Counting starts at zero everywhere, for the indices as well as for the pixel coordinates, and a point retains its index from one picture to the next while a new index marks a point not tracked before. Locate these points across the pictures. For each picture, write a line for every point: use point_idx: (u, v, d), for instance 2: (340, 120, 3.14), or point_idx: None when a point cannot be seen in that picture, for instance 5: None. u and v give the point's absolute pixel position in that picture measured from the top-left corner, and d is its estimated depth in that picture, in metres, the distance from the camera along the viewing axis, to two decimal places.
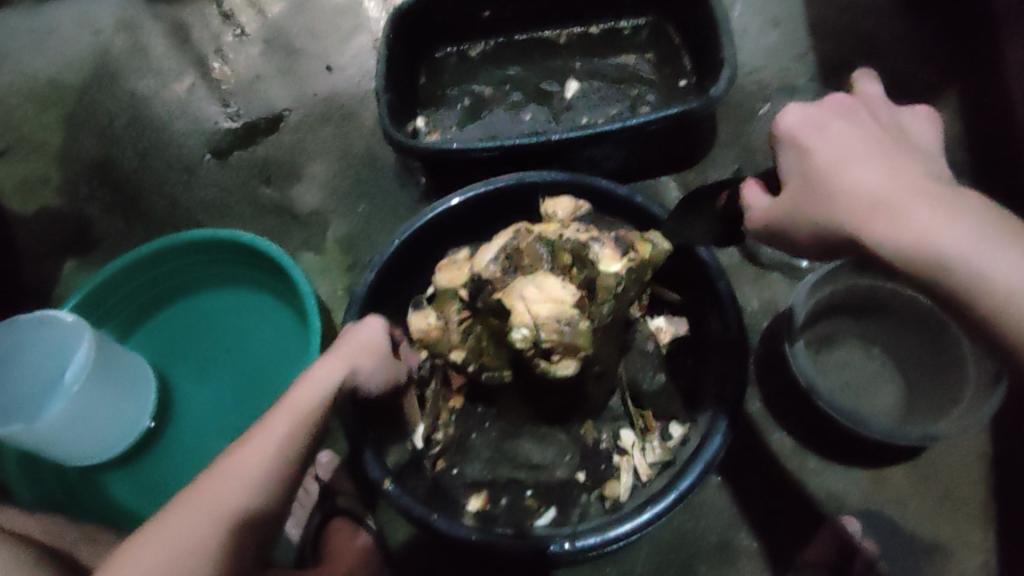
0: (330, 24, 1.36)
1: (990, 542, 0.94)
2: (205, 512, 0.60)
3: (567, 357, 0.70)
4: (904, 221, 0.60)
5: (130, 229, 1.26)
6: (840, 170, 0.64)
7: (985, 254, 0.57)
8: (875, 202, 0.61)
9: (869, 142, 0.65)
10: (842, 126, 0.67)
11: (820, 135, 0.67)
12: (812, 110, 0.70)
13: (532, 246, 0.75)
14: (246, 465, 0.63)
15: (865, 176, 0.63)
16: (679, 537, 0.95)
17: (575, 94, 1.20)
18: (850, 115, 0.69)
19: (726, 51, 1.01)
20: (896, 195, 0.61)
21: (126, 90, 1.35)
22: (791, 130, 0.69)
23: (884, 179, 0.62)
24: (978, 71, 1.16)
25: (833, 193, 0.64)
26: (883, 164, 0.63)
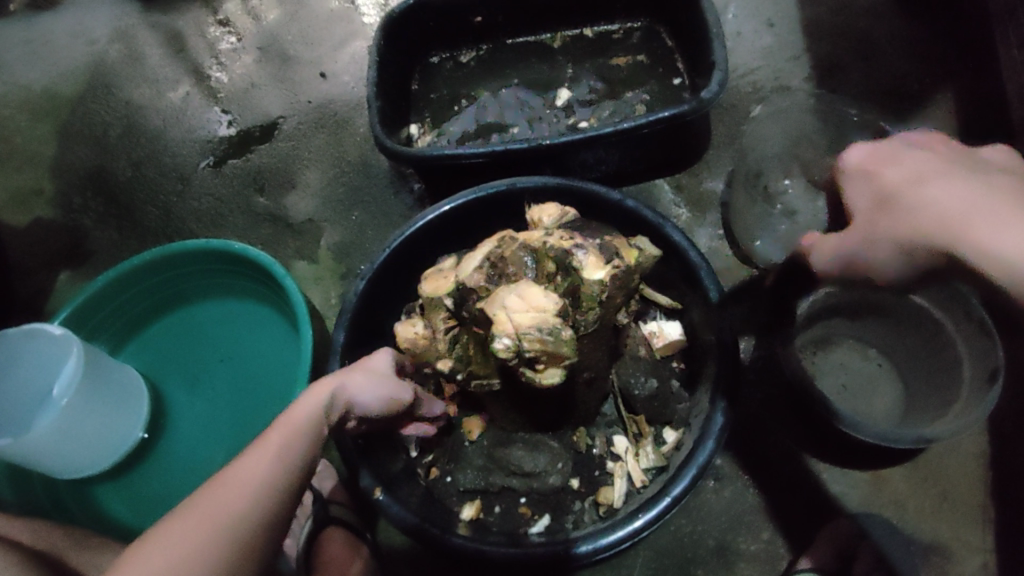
0: (324, 32, 1.37)
1: (991, 544, 0.93)
2: (206, 520, 0.58)
3: (552, 365, 0.69)
4: (994, 236, 0.54)
5: (124, 238, 1.26)
6: (915, 192, 0.59)
7: None
8: (959, 220, 0.56)
9: (944, 165, 0.61)
10: (912, 154, 0.63)
11: (890, 164, 0.63)
12: (873, 143, 0.66)
13: (516, 254, 0.75)
14: (247, 472, 0.62)
15: (943, 194, 0.58)
16: (676, 543, 0.94)
17: (566, 100, 1.19)
18: (919, 146, 0.64)
19: (718, 53, 1.00)
20: (983, 210, 0.55)
21: (121, 100, 1.36)
22: (853, 163, 0.66)
23: (965, 196, 0.57)
24: (973, 70, 1.16)
25: (910, 218, 0.59)
26: (962, 182, 0.58)
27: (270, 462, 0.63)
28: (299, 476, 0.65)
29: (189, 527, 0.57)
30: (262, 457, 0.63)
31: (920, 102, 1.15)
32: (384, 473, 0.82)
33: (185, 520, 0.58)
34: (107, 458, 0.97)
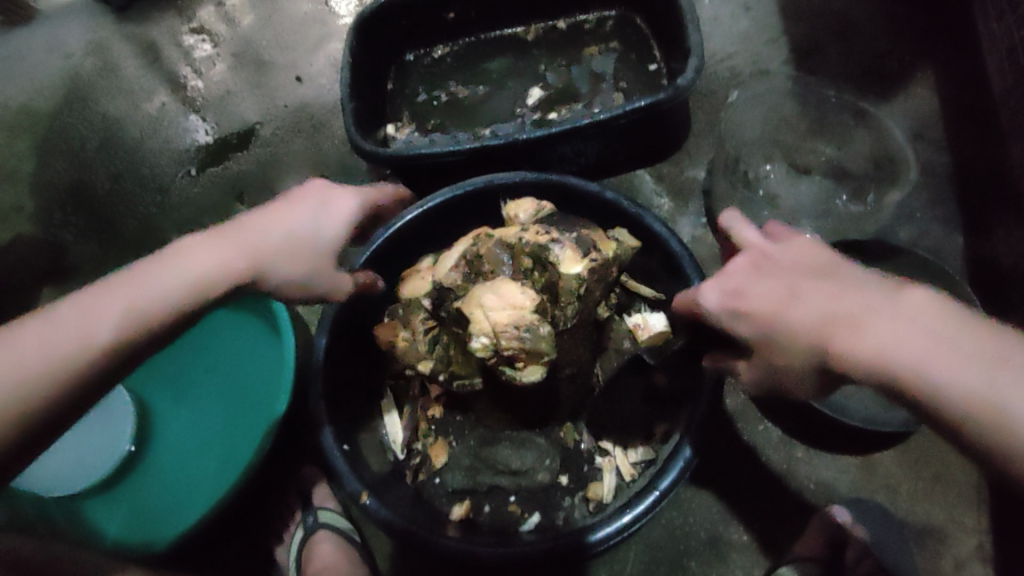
0: (299, 35, 1.36)
1: (985, 524, 0.92)
2: (71, 334, 0.57)
3: (532, 363, 0.68)
4: (873, 348, 0.56)
5: (105, 253, 1.25)
6: (787, 319, 0.61)
7: (947, 364, 0.53)
8: (844, 342, 0.58)
9: (787, 287, 0.63)
10: (752, 280, 0.65)
11: (741, 302, 0.64)
12: (724, 273, 0.67)
13: (492, 251, 0.74)
14: (134, 295, 0.60)
15: (820, 316, 0.59)
16: (669, 534, 0.94)
17: (537, 100, 1.18)
18: (754, 264, 0.66)
19: (692, 40, 0.99)
20: (862, 326, 0.57)
21: (97, 112, 1.34)
22: (715, 305, 0.66)
23: (839, 313, 0.59)
24: (951, 46, 1.15)
25: (802, 342, 0.60)
26: (824, 292, 0.61)
27: (192, 287, 0.61)
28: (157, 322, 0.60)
29: (101, 312, 0.58)
30: (187, 274, 0.62)
31: (901, 81, 1.14)
32: (371, 476, 0.82)
33: (101, 305, 0.58)
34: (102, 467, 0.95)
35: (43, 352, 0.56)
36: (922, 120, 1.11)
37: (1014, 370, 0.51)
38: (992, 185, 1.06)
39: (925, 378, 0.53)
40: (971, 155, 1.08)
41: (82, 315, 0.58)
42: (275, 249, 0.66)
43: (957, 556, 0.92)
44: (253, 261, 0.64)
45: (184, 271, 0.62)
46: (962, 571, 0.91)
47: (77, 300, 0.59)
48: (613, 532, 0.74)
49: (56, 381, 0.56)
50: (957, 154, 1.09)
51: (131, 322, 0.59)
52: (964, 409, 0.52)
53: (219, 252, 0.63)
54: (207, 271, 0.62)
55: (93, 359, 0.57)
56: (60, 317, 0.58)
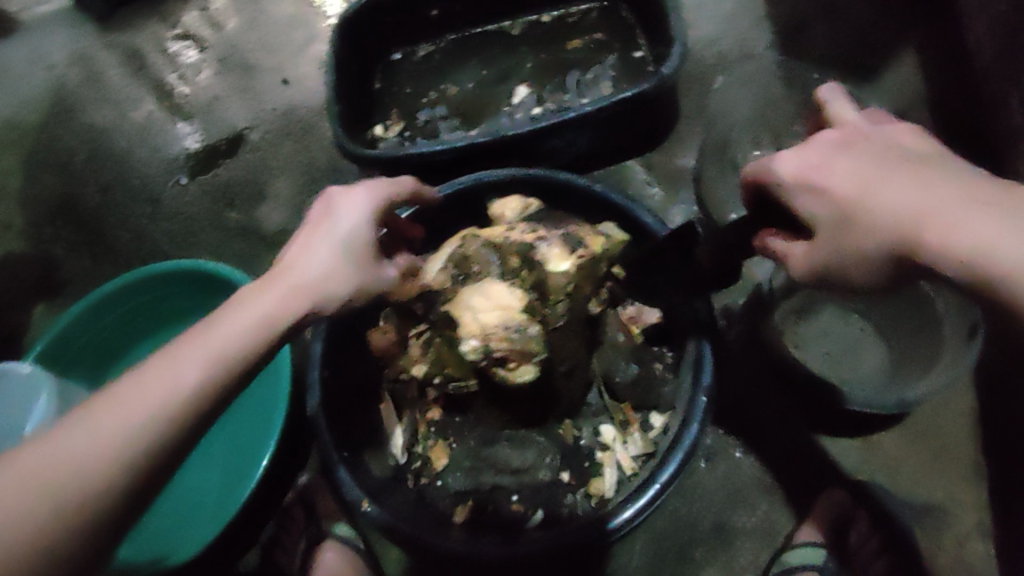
0: (283, 37, 1.35)
1: (988, 499, 0.92)
2: (155, 398, 0.53)
3: (524, 363, 0.69)
4: (962, 237, 0.51)
5: (97, 266, 1.25)
6: (870, 202, 0.56)
7: None
8: (930, 227, 0.53)
9: (878, 164, 0.58)
10: (841, 156, 0.61)
11: (824, 174, 0.60)
12: (807, 148, 0.63)
13: (480, 253, 0.75)
14: (208, 347, 0.56)
15: (909, 201, 0.54)
16: (674, 524, 0.94)
17: (524, 99, 1.17)
18: (845, 141, 0.62)
19: (676, 26, 0.99)
20: (954, 214, 0.52)
21: (83, 124, 1.34)
22: (791, 176, 0.62)
23: (934, 198, 0.53)
24: (939, 21, 1.14)
25: (884, 226, 0.55)
26: (919, 178, 0.55)
27: (262, 329, 0.60)
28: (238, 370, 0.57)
29: (180, 369, 0.55)
30: (251, 317, 0.59)
31: (890, 59, 1.13)
32: (371, 482, 0.82)
33: (180, 362, 0.55)
34: None
35: (131, 419, 0.51)
36: (912, 97, 1.11)
37: None
38: (984, 159, 1.05)
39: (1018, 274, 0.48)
40: (963, 130, 1.08)
41: (160, 376, 0.54)
42: (327, 277, 0.64)
43: (960, 533, 0.92)
44: (309, 293, 0.63)
45: (249, 316, 0.59)
46: (966, 548, 0.91)
47: (151, 365, 0.55)
48: (620, 523, 0.74)
49: (151, 444, 0.52)
50: (948, 130, 1.08)
51: (215, 371, 0.55)
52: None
53: (276, 294, 0.62)
54: (268, 310, 0.60)
55: (185, 415, 0.53)
56: (137, 383, 0.53)
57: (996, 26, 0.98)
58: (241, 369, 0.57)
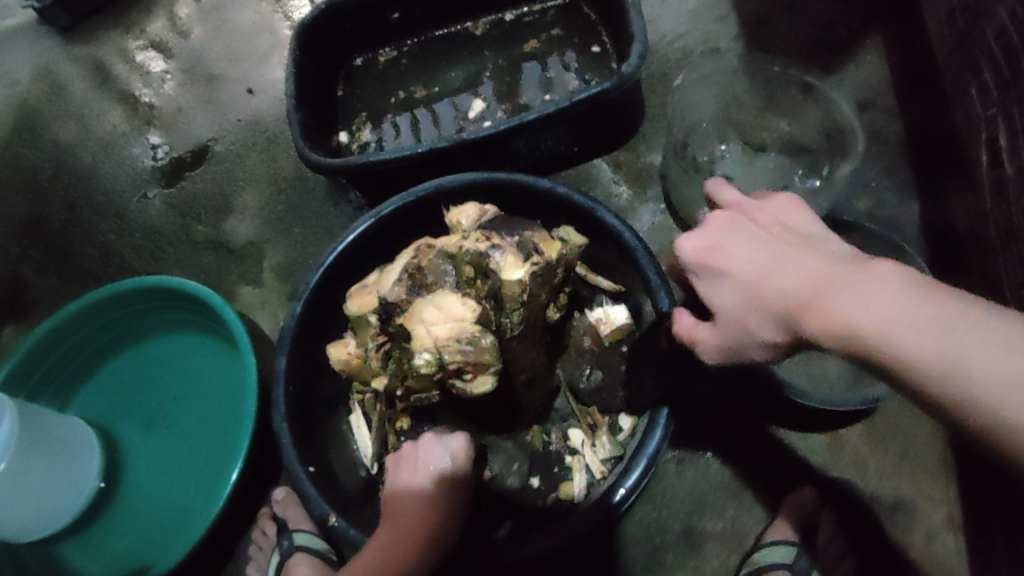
0: (247, 45, 1.33)
1: (954, 493, 0.94)
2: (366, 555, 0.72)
3: (480, 374, 0.72)
4: (848, 321, 0.51)
5: (66, 284, 1.24)
6: (762, 286, 0.56)
7: (924, 341, 0.49)
8: (814, 311, 0.53)
9: (773, 246, 0.58)
10: (734, 241, 0.59)
11: (722, 261, 0.59)
12: (701, 229, 0.62)
13: (433, 262, 0.77)
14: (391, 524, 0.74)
15: (794, 284, 0.55)
16: (645, 528, 0.96)
17: (479, 114, 1.16)
18: (734, 220, 0.61)
19: (636, 27, 0.98)
20: (833, 290, 0.53)
21: (48, 141, 1.32)
22: (691, 263, 0.61)
23: (817, 280, 0.54)
24: (903, 10, 1.13)
25: (774, 312, 0.55)
26: (804, 263, 0.55)
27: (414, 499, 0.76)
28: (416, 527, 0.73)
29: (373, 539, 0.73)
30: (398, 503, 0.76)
31: (853, 50, 1.12)
32: (336, 497, 0.82)
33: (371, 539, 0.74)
34: (63, 519, 0.96)
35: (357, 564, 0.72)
36: (876, 88, 1.10)
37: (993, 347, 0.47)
38: (947, 152, 1.06)
39: (895, 348, 0.49)
40: (927, 121, 1.08)
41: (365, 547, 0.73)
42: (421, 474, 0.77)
43: (928, 528, 0.94)
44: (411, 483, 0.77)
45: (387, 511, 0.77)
46: (934, 542, 0.93)
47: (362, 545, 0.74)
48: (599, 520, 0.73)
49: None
50: (912, 121, 1.08)
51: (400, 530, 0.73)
52: (930, 374, 0.48)
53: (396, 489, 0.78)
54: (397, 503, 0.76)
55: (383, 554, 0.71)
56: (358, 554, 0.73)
57: (954, 13, 1.00)
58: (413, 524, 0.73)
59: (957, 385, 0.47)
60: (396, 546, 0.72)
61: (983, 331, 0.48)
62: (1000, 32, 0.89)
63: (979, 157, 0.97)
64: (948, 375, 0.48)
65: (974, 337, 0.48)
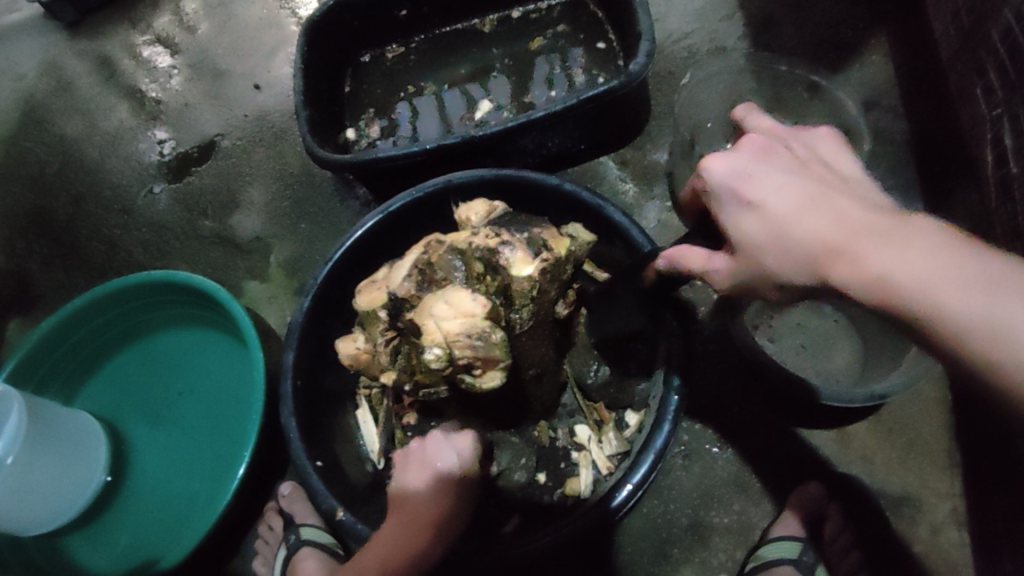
0: (254, 41, 1.33)
1: (959, 488, 0.95)
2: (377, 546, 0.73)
3: (490, 369, 0.73)
4: (876, 264, 0.51)
5: (73, 279, 1.24)
6: (796, 224, 0.55)
7: (949, 289, 0.49)
8: (846, 256, 0.53)
9: (807, 183, 0.57)
10: (768, 170, 0.58)
11: (754, 186, 0.58)
12: (735, 153, 0.60)
13: (444, 258, 0.78)
14: (400, 515, 0.75)
15: (829, 227, 0.54)
16: (651, 523, 0.96)
17: (485, 114, 1.16)
18: (769, 151, 0.60)
19: (643, 25, 0.98)
20: (866, 233, 0.53)
21: (54, 135, 1.32)
22: (720, 186, 0.59)
23: (852, 225, 0.53)
24: (908, 10, 1.14)
25: (805, 253, 0.55)
26: (837, 203, 0.55)
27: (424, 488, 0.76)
28: (427, 520, 0.73)
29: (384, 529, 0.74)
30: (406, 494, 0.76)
31: (859, 50, 1.13)
32: (344, 491, 0.82)
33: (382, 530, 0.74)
34: (70, 512, 0.97)
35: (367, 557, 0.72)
36: (882, 87, 1.11)
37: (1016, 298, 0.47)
38: (952, 151, 1.06)
39: (927, 301, 0.50)
40: (932, 120, 1.08)
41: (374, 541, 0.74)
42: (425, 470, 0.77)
43: (933, 523, 0.94)
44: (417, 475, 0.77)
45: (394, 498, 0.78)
46: (939, 537, 0.94)
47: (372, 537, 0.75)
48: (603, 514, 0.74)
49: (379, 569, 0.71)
50: (917, 121, 1.09)
51: (409, 525, 0.73)
52: (958, 330, 0.49)
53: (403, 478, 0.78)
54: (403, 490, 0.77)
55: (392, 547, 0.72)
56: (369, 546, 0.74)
57: (960, 13, 1.00)
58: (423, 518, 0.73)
59: (986, 343, 0.48)
60: (406, 536, 0.72)
61: (1020, 291, 0.48)
62: (1005, 32, 0.90)
63: (984, 155, 0.98)
64: (978, 332, 0.48)
65: (1010, 297, 0.48)
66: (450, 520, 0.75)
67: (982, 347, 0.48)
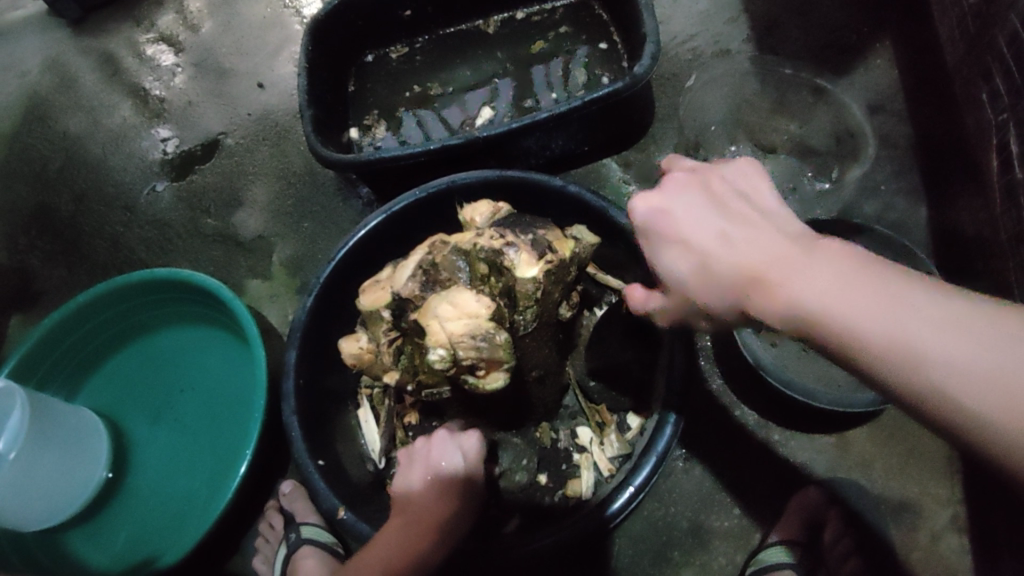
0: (258, 39, 1.33)
1: (959, 495, 0.95)
2: (380, 544, 0.73)
3: (494, 371, 0.72)
4: (792, 293, 0.53)
5: (74, 275, 1.24)
6: (715, 258, 0.57)
7: (860, 311, 0.50)
8: (764, 286, 0.54)
9: (725, 218, 0.58)
10: (688, 208, 0.59)
11: (675, 224, 0.59)
12: (658, 191, 0.61)
13: (449, 259, 0.78)
14: (403, 516, 0.75)
15: (746, 259, 0.55)
16: (652, 525, 0.96)
17: (484, 123, 1.15)
18: (689, 186, 0.60)
19: (648, 27, 0.98)
20: (781, 264, 0.54)
21: (58, 132, 1.32)
22: (645, 224, 0.61)
23: (770, 255, 0.55)
24: (914, 14, 1.14)
25: (725, 286, 0.56)
26: (754, 237, 0.56)
27: (428, 489, 0.76)
28: (430, 521, 0.74)
29: (387, 529, 0.74)
30: (410, 494, 0.77)
31: (864, 53, 1.13)
32: (346, 491, 0.82)
33: (384, 529, 0.74)
34: (69, 509, 0.96)
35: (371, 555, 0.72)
36: (887, 92, 1.11)
37: (920, 314, 0.49)
38: (956, 157, 1.06)
39: (842, 323, 0.51)
40: (937, 126, 1.08)
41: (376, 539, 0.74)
42: (426, 470, 0.78)
43: (934, 531, 0.95)
44: (418, 475, 0.78)
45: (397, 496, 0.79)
46: (939, 543, 0.94)
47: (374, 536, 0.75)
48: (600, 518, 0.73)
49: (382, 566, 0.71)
50: (921, 126, 1.09)
51: (413, 525, 0.73)
52: (876, 350, 0.50)
53: (406, 478, 0.79)
54: (406, 490, 0.78)
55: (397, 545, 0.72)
56: (370, 545, 0.74)
57: (965, 19, 1.00)
58: (427, 518, 0.74)
59: (903, 362, 0.49)
60: (408, 536, 0.72)
61: (923, 309, 0.49)
62: (1012, 38, 0.90)
63: (989, 161, 0.97)
64: (891, 351, 0.49)
65: (909, 314, 0.49)
66: (452, 522, 0.75)
67: (898, 365, 0.49)
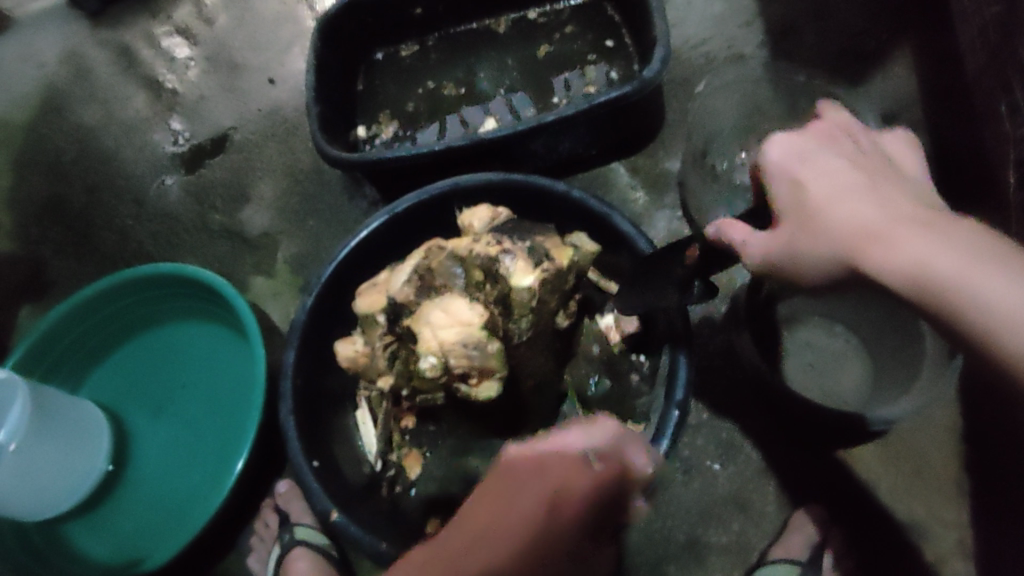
0: (270, 33, 1.32)
1: (965, 517, 0.93)
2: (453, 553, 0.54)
3: (486, 380, 0.73)
4: (912, 252, 0.56)
5: (84, 267, 1.25)
6: (836, 203, 0.61)
7: (980, 277, 0.53)
8: (884, 238, 0.58)
9: (856, 172, 0.63)
10: (824, 155, 0.65)
11: (807, 167, 0.65)
12: (795, 138, 0.67)
13: (444, 264, 0.78)
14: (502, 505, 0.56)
15: (867, 209, 0.60)
16: (647, 539, 0.95)
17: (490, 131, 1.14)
18: (828, 140, 0.67)
19: (660, 31, 0.96)
20: (905, 224, 0.57)
21: (72, 123, 1.33)
22: (778, 162, 0.66)
23: (896, 216, 0.58)
24: (936, 21, 1.10)
25: (844, 233, 0.60)
26: (882, 198, 0.60)
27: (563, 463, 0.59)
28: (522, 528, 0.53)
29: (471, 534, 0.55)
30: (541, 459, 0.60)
31: (881, 62, 1.10)
32: (341, 492, 0.82)
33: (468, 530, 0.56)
34: (71, 499, 0.97)
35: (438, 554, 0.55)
36: (901, 103, 1.09)
37: None
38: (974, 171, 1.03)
39: (959, 287, 0.53)
40: (955, 138, 1.05)
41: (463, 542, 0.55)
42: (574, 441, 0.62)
43: (939, 554, 0.93)
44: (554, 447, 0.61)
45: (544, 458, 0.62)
46: (943, 566, 0.93)
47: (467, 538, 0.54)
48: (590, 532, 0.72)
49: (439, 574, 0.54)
50: (939, 139, 1.06)
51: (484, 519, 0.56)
52: (975, 310, 0.53)
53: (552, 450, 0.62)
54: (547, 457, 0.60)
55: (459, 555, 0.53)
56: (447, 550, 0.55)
57: (988, 27, 0.97)
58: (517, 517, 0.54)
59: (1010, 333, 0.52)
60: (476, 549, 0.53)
61: None
62: None
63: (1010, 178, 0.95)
64: (1005, 317, 0.52)
65: None
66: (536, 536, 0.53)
67: (1000, 331, 0.52)
